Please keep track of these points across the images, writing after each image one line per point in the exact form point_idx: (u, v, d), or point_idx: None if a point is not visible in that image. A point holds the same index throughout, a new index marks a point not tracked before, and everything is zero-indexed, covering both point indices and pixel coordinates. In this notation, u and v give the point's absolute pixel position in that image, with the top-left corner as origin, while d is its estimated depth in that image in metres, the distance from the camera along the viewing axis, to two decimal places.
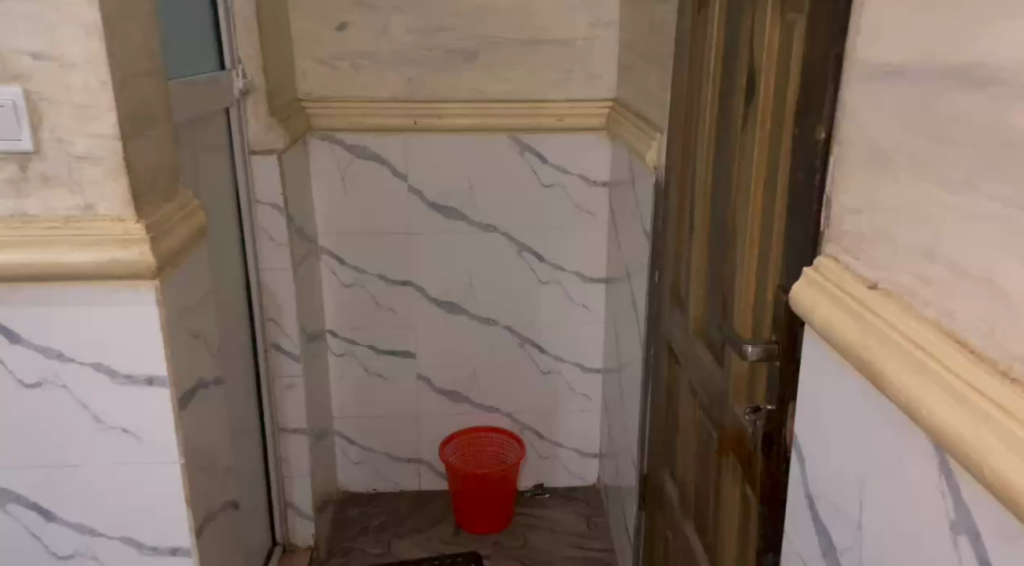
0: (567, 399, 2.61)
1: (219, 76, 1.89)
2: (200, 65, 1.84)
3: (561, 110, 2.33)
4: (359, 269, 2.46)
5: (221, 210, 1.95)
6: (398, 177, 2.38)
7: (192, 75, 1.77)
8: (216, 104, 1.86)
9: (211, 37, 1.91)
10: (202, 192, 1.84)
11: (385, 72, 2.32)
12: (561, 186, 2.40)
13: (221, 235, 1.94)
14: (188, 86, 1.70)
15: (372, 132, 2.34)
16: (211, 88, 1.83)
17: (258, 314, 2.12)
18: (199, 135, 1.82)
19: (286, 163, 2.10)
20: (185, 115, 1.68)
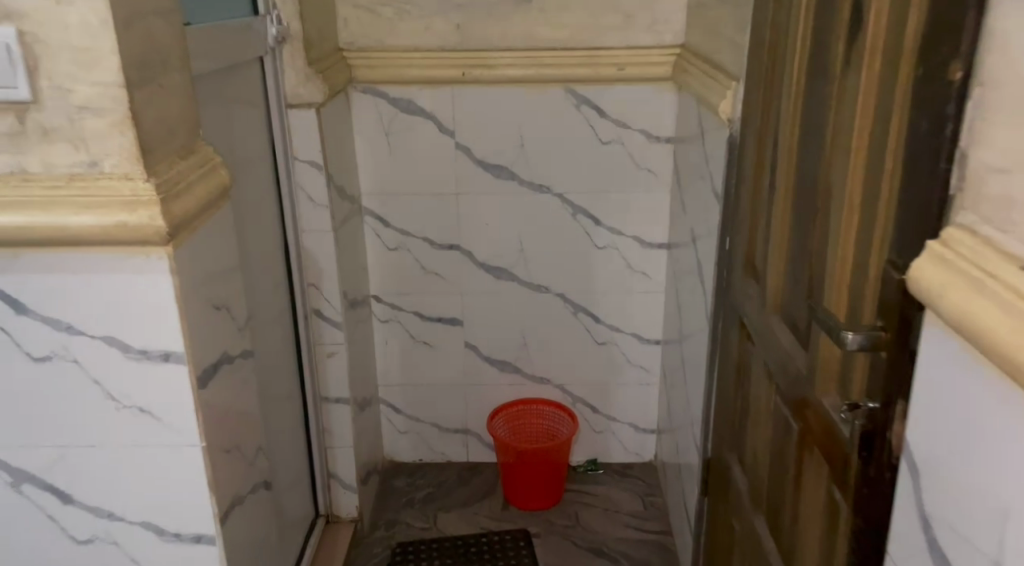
0: (624, 371, 2.46)
1: (251, 22, 1.75)
2: (229, 9, 1.70)
3: (622, 58, 2.14)
4: (403, 232, 2.35)
5: (256, 166, 1.83)
6: (444, 134, 2.25)
7: (218, 20, 1.63)
8: (248, 51, 1.73)
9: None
10: (233, 149, 1.72)
11: (431, 19, 2.16)
12: (620, 143, 2.22)
13: (254, 193, 1.82)
14: (212, 31, 1.57)
15: (417, 85, 2.20)
16: (241, 34, 1.69)
17: (297, 279, 2.01)
18: (228, 85, 1.69)
19: (326, 118, 1.97)
20: (209, 62, 1.55)
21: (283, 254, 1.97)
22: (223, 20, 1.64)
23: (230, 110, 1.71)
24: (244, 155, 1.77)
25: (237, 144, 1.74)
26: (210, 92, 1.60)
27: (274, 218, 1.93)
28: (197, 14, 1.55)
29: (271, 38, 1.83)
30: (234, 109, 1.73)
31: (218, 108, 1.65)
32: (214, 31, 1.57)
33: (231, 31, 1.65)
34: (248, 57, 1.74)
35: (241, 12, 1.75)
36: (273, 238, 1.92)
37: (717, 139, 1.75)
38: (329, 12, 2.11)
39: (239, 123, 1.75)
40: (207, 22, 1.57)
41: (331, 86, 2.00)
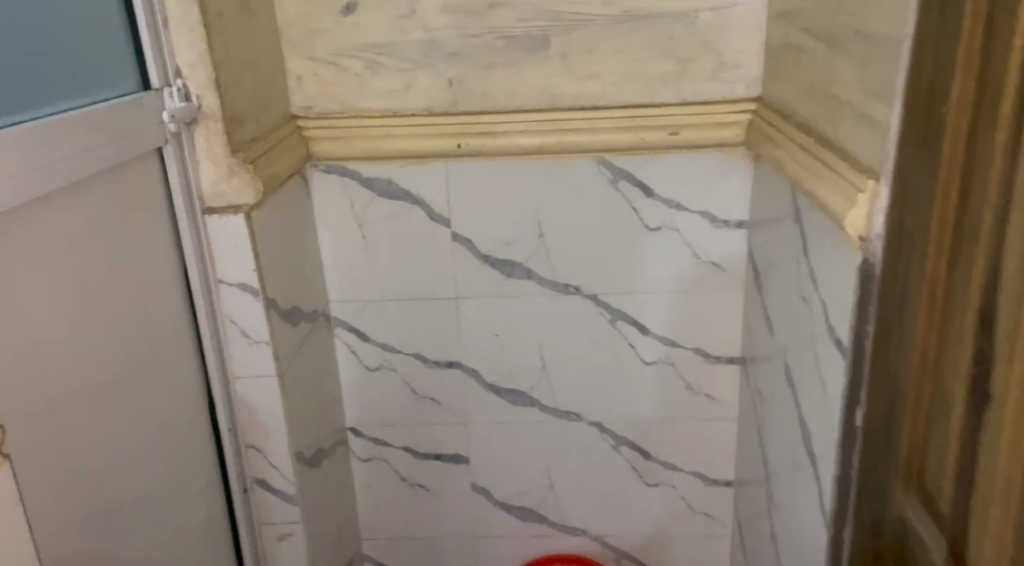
0: (684, 520, 1.86)
1: (128, 101, 1.26)
2: (88, 90, 1.23)
3: (676, 117, 1.55)
4: (386, 347, 1.80)
5: (137, 303, 1.32)
6: (437, 223, 1.69)
7: (57, 110, 1.15)
8: (116, 148, 1.24)
9: (121, 43, 1.29)
10: (90, 286, 1.23)
11: (413, 74, 1.59)
12: (673, 230, 1.63)
13: (132, 341, 1.31)
14: (40, 130, 1.09)
15: (396, 161, 1.65)
16: (102, 123, 1.21)
17: (229, 442, 1.58)
18: (83, 198, 1.21)
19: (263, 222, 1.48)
20: (22, 179, 1.06)
21: (207, 411, 1.54)
22: (67, 110, 1.16)
23: (82, 233, 1.21)
24: (111, 291, 1.27)
25: (99, 278, 1.24)
26: (36, 220, 1.12)
27: (186, 360, 1.46)
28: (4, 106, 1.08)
29: (168, 121, 1.34)
30: (93, 229, 1.23)
31: (53, 239, 1.16)
32: (40, 130, 1.09)
33: (77, 125, 1.16)
34: (118, 156, 1.25)
35: (113, 88, 1.27)
36: (178, 392, 1.45)
37: (817, 248, 1.17)
38: (273, 71, 1.56)
39: (101, 248, 1.25)
40: (30, 118, 1.10)
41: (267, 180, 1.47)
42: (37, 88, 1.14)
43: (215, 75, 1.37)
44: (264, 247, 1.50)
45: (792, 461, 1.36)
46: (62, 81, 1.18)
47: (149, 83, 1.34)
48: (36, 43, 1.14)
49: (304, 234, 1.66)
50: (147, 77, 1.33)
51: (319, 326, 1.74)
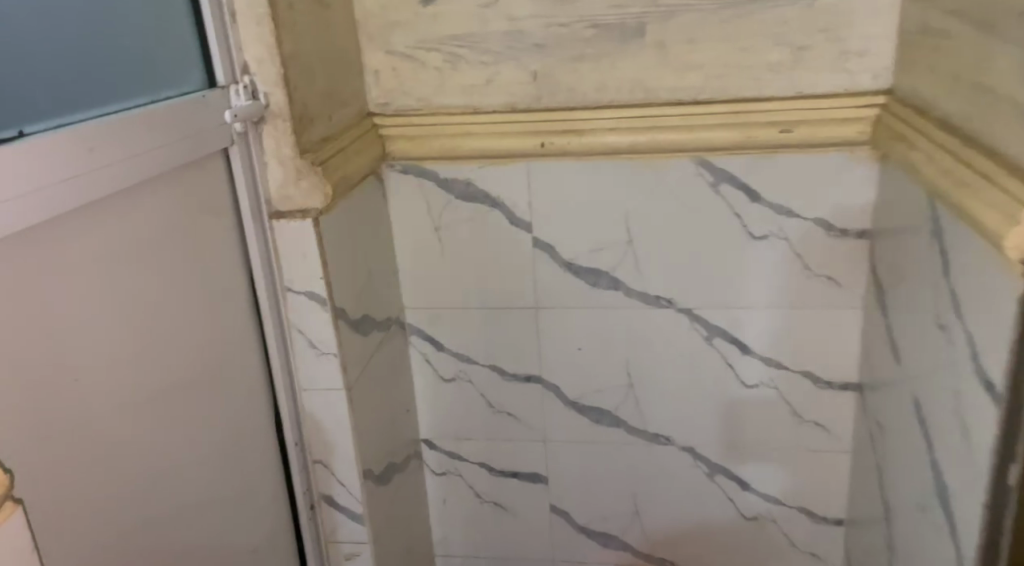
0: (786, 559, 1.68)
1: (188, 100, 1.17)
2: (143, 89, 1.14)
3: (787, 113, 1.37)
4: (460, 358, 1.70)
5: (193, 314, 1.24)
6: (517, 228, 1.57)
7: (104, 112, 1.07)
8: (173, 152, 1.14)
9: (180, 38, 1.20)
10: (141, 299, 1.15)
11: (495, 67, 1.47)
12: (783, 238, 1.45)
13: (186, 356, 1.23)
14: (81, 134, 1.00)
15: (476, 162, 1.53)
16: (157, 125, 1.11)
17: (297, 456, 1.50)
18: (132, 205, 1.12)
19: (333, 227, 1.39)
20: (56, 189, 0.98)
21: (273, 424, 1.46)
22: (115, 112, 1.08)
23: (131, 242, 1.13)
24: (164, 302, 1.18)
25: (151, 290, 1.16)
26: (75, 231, 1.04)
27: (248, 371, 1.37)
28: (39, 110, 1.01)
29: (230, 120, 1.23)
30: (143, 238, 1.15)
31: (97, 250, 1.08)
32: (81, 134, 1.00)
33: (128, 128, 1.07)
34: (177, 161, 1.15)
35: (172, 86, 1.18)
36: (241, 406, 1.36)
37: (964, 267, 1.00)
38: (350, 65, 1.46)
39: (152, 257, 1.16)
40: (70, 121, 1.02)
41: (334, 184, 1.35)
42: (83, 90, 1.07)
43: (284, 70, 1.26)
44: (333, 253, 1.40)
45: (914, 509, 1.17)
46: (112, 81, 1.10)
47: (214, 80, 1.24)
48: (78, 42, 1.07)
49: (378, 237, 1.56)
50: (212, 73, 1.24)
51: (394, 333, 1.65)
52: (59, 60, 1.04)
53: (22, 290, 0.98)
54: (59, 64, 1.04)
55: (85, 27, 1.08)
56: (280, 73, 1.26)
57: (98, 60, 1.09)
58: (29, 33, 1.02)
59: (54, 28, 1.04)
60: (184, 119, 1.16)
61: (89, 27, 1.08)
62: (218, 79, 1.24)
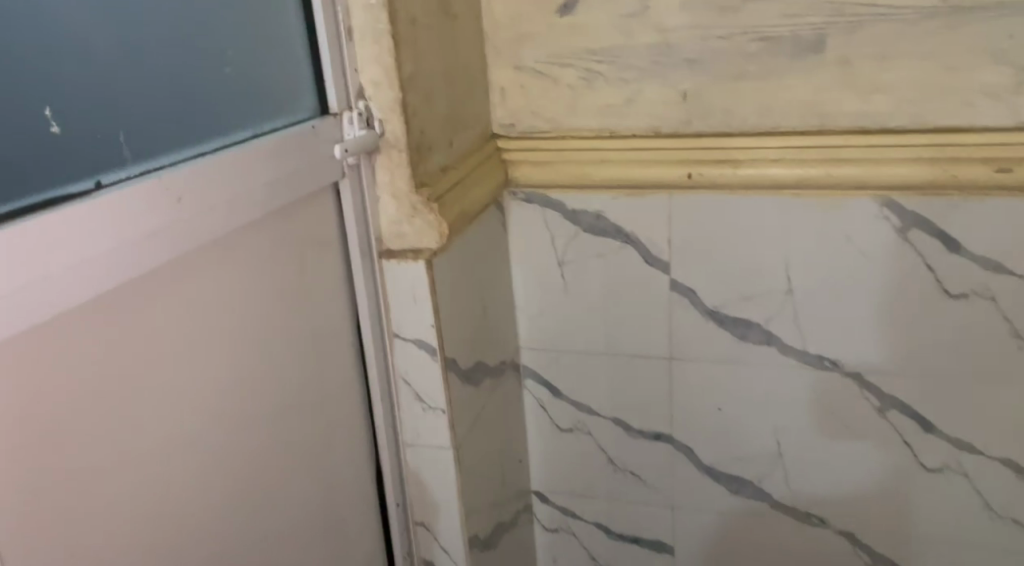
0: None
1: (290, 133, 1.00)
2: (233, 123, 0.98)
3: (1004, 147, 1.13)
4: (578, 408, 1.50)
5: (289, 370, 1.08)
6: (652, 267, 1.36)
7: (191, 152, 0.90)
8: (275, 193, 0.98)
9: (274, 61, 1.04)
10: (233, 360, 0.98)
11: (640, 85, 1.28)
12: (984, 297, 1.21)
13: (280, 417, 1.07)
14: (169, 180, 0.84)
15: (612, 192, 1.34)
16: (258, 164, 0.95)
17: (397, 518, 1.33)
18: (224, 252, 0.96)
19: (446, 267, 1.20)
20: (137, 246, 0.81)
21: (372, 484, 1.29)
22: (204, 151, 0.91)
23: (225, 297, 0.97)
24: (260, 359, 1.03)
25: (246, 348, 1.00)
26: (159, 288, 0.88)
27: (347, 427, 1.21)
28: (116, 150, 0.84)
29: (341, 155, 1.07)
30: (239, 289, 0.99)
31: (191, 303, 0.92)
32: (170, 181, 0.84)
33: (226, 168, 0.90)
34: (279, 202, 0.99)
35: (264, 119, 1.02)
36: (339, 466, 1.20)
37: None
38: (472, 85, 1.29)
39: (248, 312, 1.00)
40: (150, 165, 0.85)
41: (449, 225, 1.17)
42: (168, 125, 0.90)
43: (403, 94, 1.10)
44: (447, 300, 1.21)
45: None
46: (200, 114, 0.94)
47: (310, 109, 1.07)
48: (165, 65, 0.90)
49: (495, 273, 1.37)
50: (308, 101, 1.07)
51: (505, 376, 1.45)
52: (143, 87, 0.87)
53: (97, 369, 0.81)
54: (142, 93, 0.87)
55: (174, 48, 0.91)
56: (399, 95, 1.09)
57: (186, 88, 0.92)
58: (113, 52, 0.84)
59: (139, 47, 0.87)
60: (289, 154, 0.99)
61: (184, 52, 0.93)
62: (313, 109, 1.08)
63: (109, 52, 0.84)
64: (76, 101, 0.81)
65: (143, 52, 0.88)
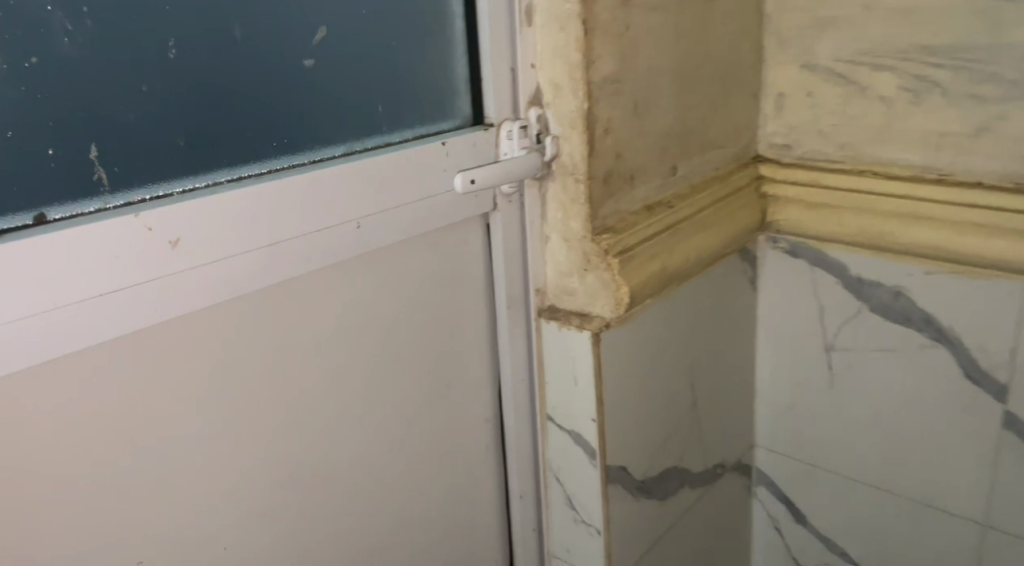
0: None
1: (395, 153, 0.70)
2: (335, 127, 0.68)
3: None
4: (828, 545, 1.04)
5: (391, 473, 0.78)
6: (976, 387, 0.88)
7: (242, 171, 0.62)
8: (351, 237, 0.68)
9: (418, 39, 0.73)
10: (296, 466, 0.70)
11: (1002, 110, 0.81)
12: None
13: (365, 537, 0.77)
14: (153, 217, 0.56)
15: (923, 264, 0.87)
16: (324, 198, 0.65)
17: None
18: (273, 314, 0.67)
19: (631, 338, 0.83)
20: (80, 309, 0.55)
21: None
22: (257, 173, 0.63)
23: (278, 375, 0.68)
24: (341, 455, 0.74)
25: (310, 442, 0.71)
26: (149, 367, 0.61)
27: (478, 537, 0.88)
28: (122, 160, 0.56)
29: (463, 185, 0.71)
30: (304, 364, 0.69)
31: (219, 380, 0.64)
32: (153, 218, 0.56)
33: (264, 203, 0.62)
34: (358, 250, 0.69)
35: (387, 123, 0.71)
36: None
37: None
38: (722, 91, 0.89)
39: (319, 394, 0.71)
40: (156, 189, 0.58)
41: (638, 291, 0.80)
42: (225, 126, 0.61)
43: (590, 105, 0.76)
44: (633, 392, 0.84)
45: None
46: (286, 111, 0.64)
47: (458, 115, 0.76)
48: (237, 34, 0.61)
49: (720, 342, 0.95)
50: (459, 103, 0.76)
51: (718, 481, 1.00)
52: (193, 65, 0.59)
53: (26, 483, 0.57)
54: (189, 74, 0.59)
55: (260, 8, 0.62)
56: (587, 105, 0.76)
57: (269, 69, 0.63)
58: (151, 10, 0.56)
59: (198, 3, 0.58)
60: (381, 176, 0.68)
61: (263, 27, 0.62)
62: (463, 115, 0.76)
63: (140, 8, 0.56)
64: (68, 85, 0.54)
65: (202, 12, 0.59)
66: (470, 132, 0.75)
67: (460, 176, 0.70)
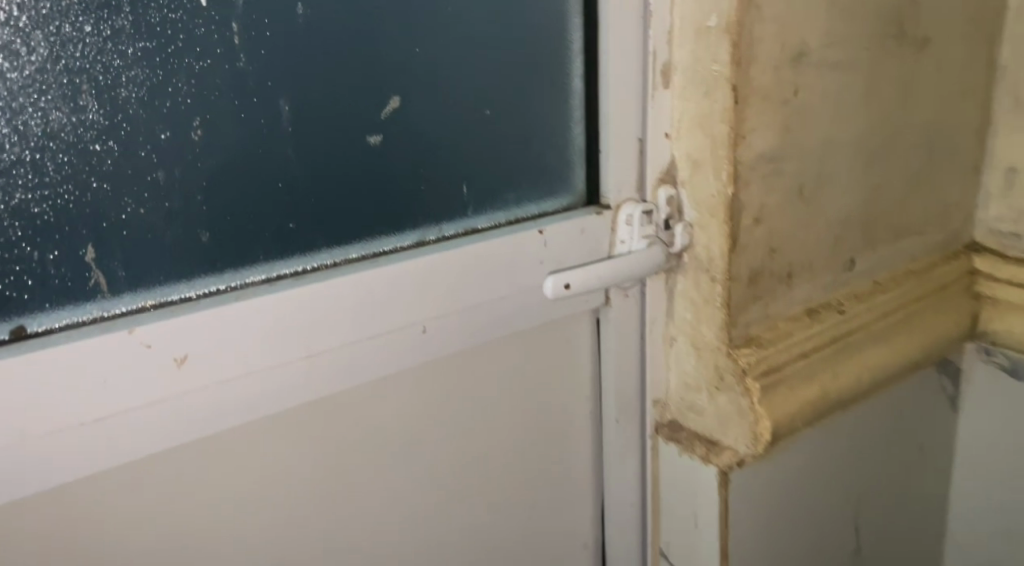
0: None
1: (475, 243, 0.57)
2: (406, 211, 0.56)
3: None
4: None
5: None
6: None
7: (281, 267, 0.52)
8: (411, 342, 0.56)
9: (523, 101, 0.59)
10: None
11: None
12: None
13: None
14: (152, 332, 0.47)
15: None
16: (376, 300, 0.54)
17: None
18: (315, 432, 0.55)
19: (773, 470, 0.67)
20: (62, 440, 0.46)
21: None
22: (296, 270, 0.52)
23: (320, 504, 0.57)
24: None
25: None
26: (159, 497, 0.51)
27: None
28: (127, 258, 0.47)
29: (554, 294, 0.57)
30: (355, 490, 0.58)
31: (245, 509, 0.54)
32: (152, 333, 0.47)
33: (295, 309, 0.51)
34: (422, 357, 0.57)
35: (475, 205, 0.58)
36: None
37: None
38: (923, 163, 0.70)
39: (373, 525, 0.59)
40: (165, 291, 0.49)
41: (785, 424, 0.63)
42: (261, 216, 0.51)
43: (739, 190, 0.60)
44: (771, 534, 0.68)
45: None
46: (340, 195, 0.53)
47: (569, 193, 0.62)
48: (278, 107, 0.51)
49: (898, 476, 0.76)
50: (571, 178, 0.62)
51: None
52: (220, 145, 0.49)
53: None
54: (214, 155, 0.49)
55: (309, 74, 0.51)
56: (733, 190, 0.60)
57: (316, 146, 0.52)
58: (167, 82, 0.47)
59: (228, 71, 0.49)
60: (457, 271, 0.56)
61: (314, 98, 0.51)
62: (575, 194, 0.62)
63: (154, 80, 0.47)
64: (62, 171, 0.45)
65: (234, 81, 0.49)
66: (578, 214, 0.60)
67: (552, 279, 0.57)
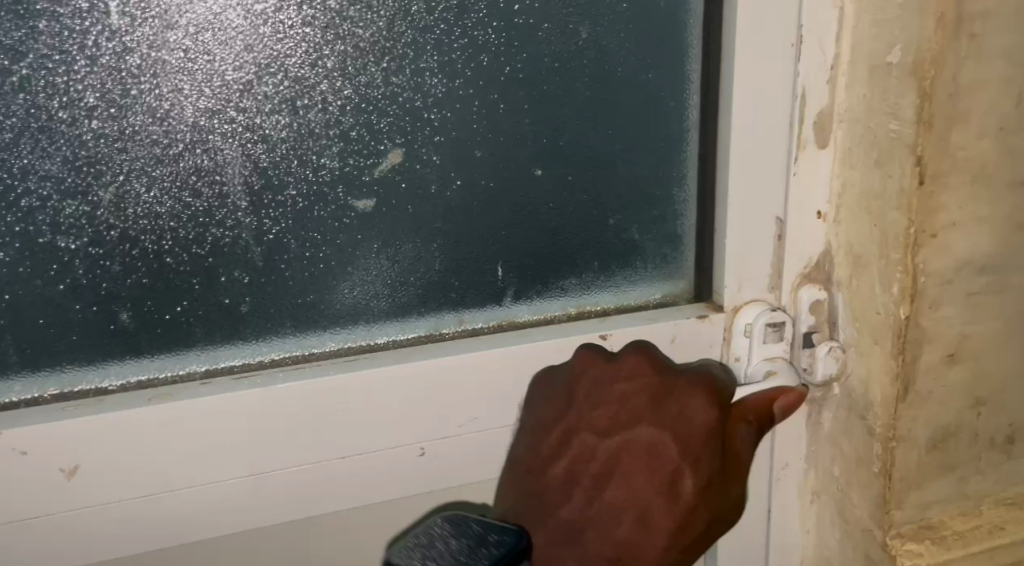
0: None
1: (503, 343, 0.41)
2: (409, 293, 0.41)
3: None
4: None
5: None
6: None
7: (228, 358, 0.39)
8: (405, 468, 0.41)
9: (605, 158, 0.42)
10: None
11: None
12: None
13: None
14: (31, 437, 0.36)
15: None
16: (349, 416, 0.40)
17: None
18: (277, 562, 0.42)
19: None
20: None
21: None
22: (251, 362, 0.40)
23: None
24: None
25: None
26: None
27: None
28: (18, 340, 0.37)
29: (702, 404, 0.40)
30: None
31: None
32: (29, 438, 0.36)
33: (230, 421, 0.38)
34: (426, 486, 0.42)
35: (516, 287, 0.42)
36: None
37: None
38: None
39: None
40: (72, 378, 0.38)
41: None
42: (206, 292, 0.39)
43: (927, 314, 0.38)
44: None
45: None
46: (321, 269, 0.40)
47: (665, 277, 0.44)
48: (224, 162, 0.37)
49: None
50: (673, 259, 0.44)
51: None
52: (143, 207, 0.37)
53: None
54: (132, 222, 0.37)
55: (268, 113, 0.37)
56: (919, 313, 0.38)
57: (283, 204, 0.38)
58: (67, 121, 0.35)
59: (153, 109, 0.36)
60: (477, 380, 0.41)
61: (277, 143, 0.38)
62: (675, 278, 0.44)
63: (43, 127, 0.35)
64: None
65: (162, 122, 0.36)
66: (670, 313, 0.43)
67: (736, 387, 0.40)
